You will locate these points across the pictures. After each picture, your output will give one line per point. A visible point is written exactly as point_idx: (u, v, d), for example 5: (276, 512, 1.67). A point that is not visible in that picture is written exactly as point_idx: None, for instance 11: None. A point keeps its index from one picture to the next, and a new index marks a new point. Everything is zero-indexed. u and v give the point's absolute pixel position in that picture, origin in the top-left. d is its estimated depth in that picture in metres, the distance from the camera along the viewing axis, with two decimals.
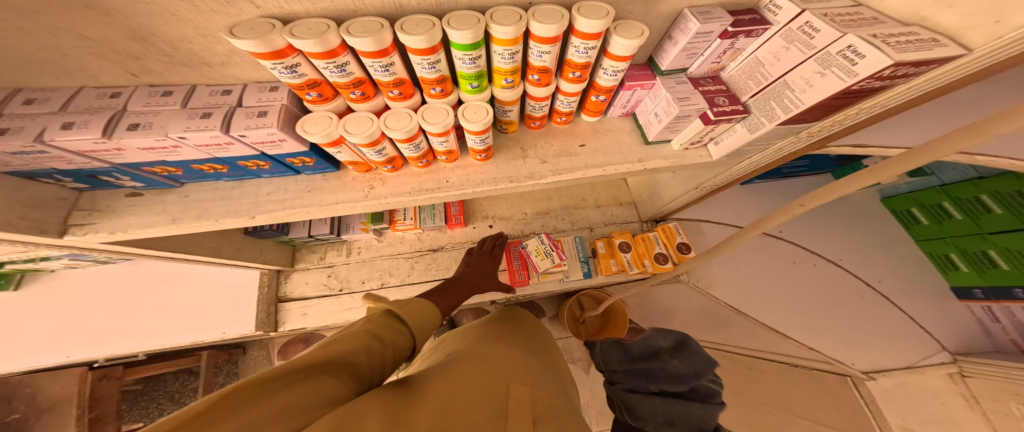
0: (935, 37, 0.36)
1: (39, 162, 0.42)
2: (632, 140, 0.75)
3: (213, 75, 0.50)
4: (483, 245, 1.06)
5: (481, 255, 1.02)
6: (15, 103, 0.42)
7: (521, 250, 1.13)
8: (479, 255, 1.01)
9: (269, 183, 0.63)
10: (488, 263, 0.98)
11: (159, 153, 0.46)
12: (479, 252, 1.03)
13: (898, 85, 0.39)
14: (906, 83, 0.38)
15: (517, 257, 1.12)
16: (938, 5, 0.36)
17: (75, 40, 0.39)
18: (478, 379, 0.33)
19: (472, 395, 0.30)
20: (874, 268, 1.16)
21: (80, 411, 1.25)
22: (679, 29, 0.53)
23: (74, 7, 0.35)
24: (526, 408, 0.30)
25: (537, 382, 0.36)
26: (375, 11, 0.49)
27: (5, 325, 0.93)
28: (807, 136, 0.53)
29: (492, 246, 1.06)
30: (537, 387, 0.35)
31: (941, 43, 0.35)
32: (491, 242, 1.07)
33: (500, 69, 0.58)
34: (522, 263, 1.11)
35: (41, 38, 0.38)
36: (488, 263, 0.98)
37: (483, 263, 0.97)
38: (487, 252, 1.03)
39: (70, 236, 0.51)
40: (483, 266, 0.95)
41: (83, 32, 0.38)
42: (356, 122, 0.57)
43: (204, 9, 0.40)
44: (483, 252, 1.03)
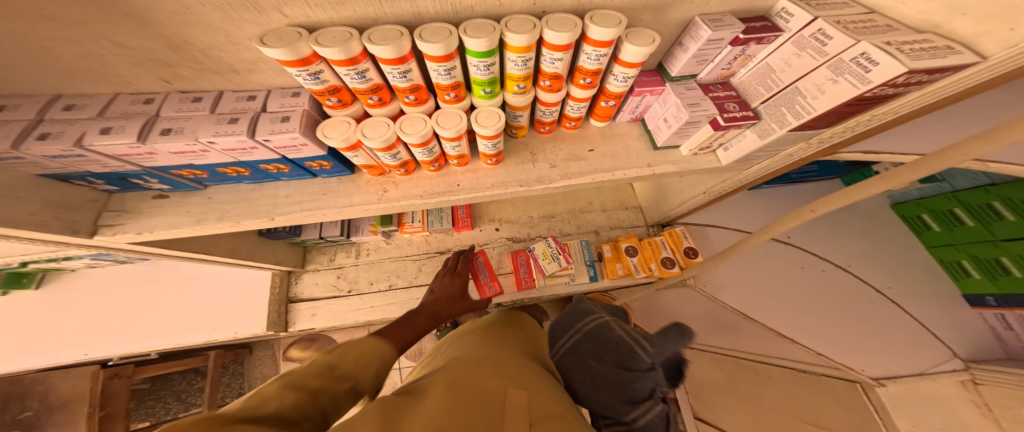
0: (948, 44, 0.37)
1: (75, 165, 0.44)
2: (641, 145, 0.76)
3: (240, 81, 0.53)
4: (449, 263, 1.01)
5: (446, 275, 0.97)
6: (56, 109, 0.44)
7: (481, 262, 1.08)
8: (445, 276, 0.96)
9: (287, 186, 0.65)
10: (455, 283, 0.94)
11: (187, 157, 0.48)
12: (445, 271, 0.98)
13: (912, 91, 0.39)
14: (919, 90, 0.39)
15: (481, 269, 1.07)
16: (951, 13, 0.37)
17: (115, 48, 0.41)
18: (475, 386, 0.33)
19: (468, 401, 0.29)
20: (883, 274, 1.14)
21: (91, 409, 1.27)
22: (690, 37, 0.54)
23: (118, 17, 0.37)
24: (523, 412, 0.30)
25: (536, 387, 0.37)
26: (395, 19, 0.50)
27: (25, 323, 0.95)
28: (817, 143, 0.54)
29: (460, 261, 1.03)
30: (535, 392, 0.35)
31: (954, 50, 0.36)
32: (457, 258, 1.03)
33: (513, 75, 0.59)
34: (490, 274, 1.06)
35: (84, 47, 0.40)
36: (454, 283, 0.94)
37: (449, 284, 0.93)
38: (452, 271, 0.99)
39: (99, 236, 0.53)
40: (449, 288, 0.91)
41: (123, 41, 0.40)
42: (373, 127, 0.59)
43: (236, 18, 0.41)
44: (448, 271, 0.98)
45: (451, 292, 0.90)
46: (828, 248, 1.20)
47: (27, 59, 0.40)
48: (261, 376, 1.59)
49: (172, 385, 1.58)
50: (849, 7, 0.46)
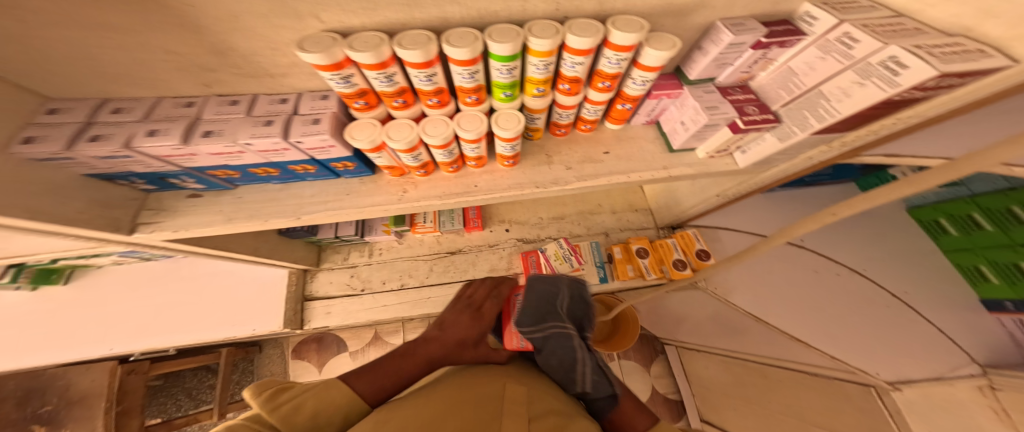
0: (981, 47, 0.37)
1: (121, 165, 0.46)
2: (656, 148, 0.77)
3: (274, 85, 0.55)
4: (475, 296, 0.76)
5: (465, 309, 0.72)
6: (106, 112, 0.47)
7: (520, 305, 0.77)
8: (462, 310, 0.71)
9: (312, 186, 0.67)
10: (472, 327, 0.66)
11: (225, 158, 0.50)
12: (465, 303, 0.74)
13: (941, 94, 0.39)
14: (949, 93, 0.39)
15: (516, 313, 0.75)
16: (982, 17, 0.37)
17: (163, 54, 0.43)
18: (466, 397, 0.41)
19: (463, 409, 0.38)
20: (900, 278, 1.09)
21: (108, 404, 1.21)
22: (711, 40, 0.55)
23: (170, 25, 0.39)
24: (520, 419, 0.38)
25: (531, 395, 0.45)
26: (422, 24, 0.52)
27: (54, 317, 0.98)
28: (840, 146, 0.55)
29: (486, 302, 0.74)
30: (528, 399, 0.43)
31: (987, 54, 0.36)
32: (487, 291, 0.77)
33: (533, 79, 0.61)
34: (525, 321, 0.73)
35: (136, 53, 0.42)
36: (468, 331, 0.64)
37: (461, 327, 0.65)
38: (477, 308, 0.73)
39: (138, 233, 0.55)
40: (461, 329, 0.65)
41: (172, 48, 0.43)
42: (398, 129, 0.60)
43: (276, 24, 0.43)
44: (469, 306, 0.73)
45: (464, 335, 0.63)
46: (841, 251, 1.19)
47: (81, 64, 0.42)
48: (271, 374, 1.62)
49: (184, 381, 1.61)
50: (877, 11, 0.46)
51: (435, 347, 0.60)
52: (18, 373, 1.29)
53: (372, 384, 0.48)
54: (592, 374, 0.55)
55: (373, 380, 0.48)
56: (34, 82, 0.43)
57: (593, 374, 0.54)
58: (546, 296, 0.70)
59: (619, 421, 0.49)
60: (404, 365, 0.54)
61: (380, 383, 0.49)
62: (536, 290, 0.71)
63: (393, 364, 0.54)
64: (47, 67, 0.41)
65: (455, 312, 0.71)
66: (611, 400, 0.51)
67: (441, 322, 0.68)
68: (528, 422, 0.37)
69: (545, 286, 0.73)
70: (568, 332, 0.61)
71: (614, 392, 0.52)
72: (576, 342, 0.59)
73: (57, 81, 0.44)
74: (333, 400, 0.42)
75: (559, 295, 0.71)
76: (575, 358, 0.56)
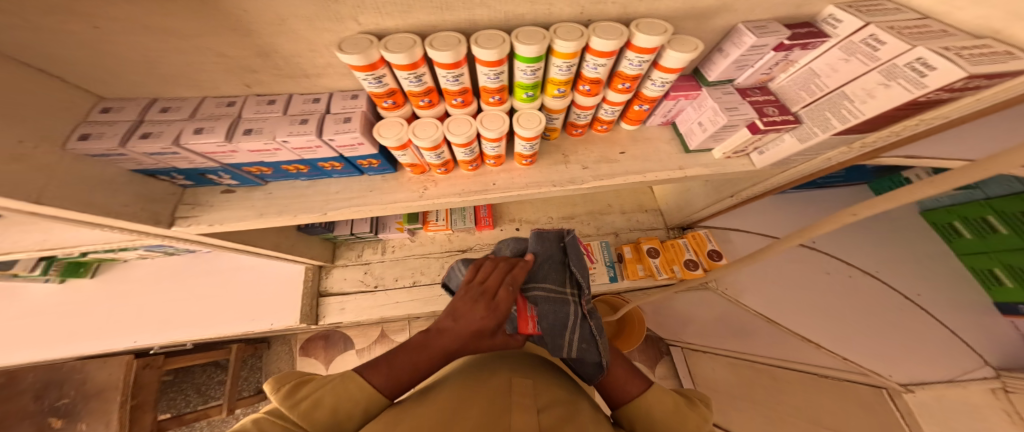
0: (1009, 50, 0.38)
1: (166, 161, 0.50)
2: (672, 149, 0.78)
3: (308, 85, 0.58)
4: (488, 279, 0.55)
5: (478, 298, 0.51)
6: (155, 111, 0.51)
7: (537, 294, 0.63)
8: (474, 298, 0.51)
9: (337, 183, 0.69)
10: (489, 317, 0.49)
11: (262, 155, 0.53)
12: (476, 288, 0.53)
13: (966, 97, 0.40)
14: (974, 95, 0.40)
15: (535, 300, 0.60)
16: (1011, 19, 0.38)
17: (213, 57, 0.47)
18: (480, 389, 0.43)
19: (476, 400, 0.40)
20: (912, 281, 1.08)
21: (124, 398, 1.17)
22: (732, 43, 0.57)
23: (224, 29, 0.43)
24: (528, 400, 0.41)
25: (538, 379, 0.48)
26: (452, 26, 0.54)
27: (80, 309, 1.01)
28: (859, 148, 0.56)
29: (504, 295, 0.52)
30: (537, 384, 0.46)
31: (1015, 56, 0.37)
32: (501, 273, 0.56)
33: (556, 80, 0.62)
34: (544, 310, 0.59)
35: (190, 55, 0.46)
36: (485, 321, 0.48)
37: (475, 318, 0.48)
38: (491, 295, 0.52)
39: (177, 226, 0.58)
40: (475, 319, 0.48)
41: (222, 50, 0.46)
42: (423, 127, 0.62)
43: (319, 27, 0.46)
44: (482, 293, 0.52)
45: (481, 326, 0.48)
46: (854, 254, 1.18)
47: (138, 65, 0.47)
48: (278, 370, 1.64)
49: (193, 377, 1.64)
50: (901, 14, 0.48)
51: (448, 342, 0.46)
52: (36, 366, 1.19)
53: (388, 375, 0.43)
54: (581, 341, 0.54)
55: (389, 374, 0.43)
56: (94, 83, 0.49)
57: (582, 341, 0.54)
58: (550, 255, 0.65)
59: (606, 385, 0.50)
60: (416, 359, 0.44)
61: (394, 376, 0.43)
62: (542, 249, 0.66)
63: (403, 358, 0.44)
64: (111, 69, 0.47)
65: (466, 298, 0.52)
66: (597, 367, 0.51)
67: (452, 311, 0.50)
68: (536, 413, 0.39)
69: (551, 244, 0.67)
70: (563, 298, 0.59)
71: (601, 360, 0.51)
72: (570, 308, 0.58)
73: (117, 83, 0.50)
74: (351, 395, 0.40)
75: (563, 256, 0.66)
76: (565, 324, 0.55)
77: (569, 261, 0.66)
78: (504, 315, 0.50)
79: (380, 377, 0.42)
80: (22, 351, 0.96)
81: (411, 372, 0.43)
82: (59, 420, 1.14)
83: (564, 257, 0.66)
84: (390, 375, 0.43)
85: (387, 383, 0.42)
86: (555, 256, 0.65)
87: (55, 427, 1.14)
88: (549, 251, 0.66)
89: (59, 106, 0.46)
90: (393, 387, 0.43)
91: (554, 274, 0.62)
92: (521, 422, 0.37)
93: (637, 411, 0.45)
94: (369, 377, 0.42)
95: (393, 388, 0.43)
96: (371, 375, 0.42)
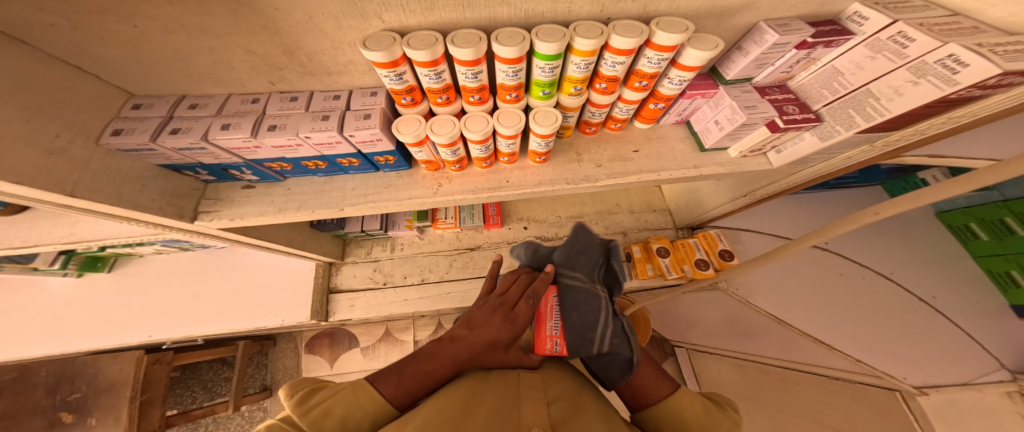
0: None
1: (193, 157, 0.51)
2: (686, 147, 0.78)
3: (329, 82, 0.59)
4: (508, 291, 0.56)
5: (496, 309, 0.52)
6: (183, 108, 0.52)
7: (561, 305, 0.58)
8: (492, 309, 0.52)
9: (353, 179, 0.70)
10: (505, 329, 0.49)
11: (284, 151, 0.53)
12: (496, 300, 0.54)
13: (999, 93, 0.39)
14: (1005, 93, 0.40)
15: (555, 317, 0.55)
16: None
17: (243, 54, 0.48)
18: (487, 385, 0.42)
19: (486, 396, 0.40)
20: (926, 283, 1.08)
21: (134, 393, 1.19)
22: (754, 41, 0.57)
23: (255, 27, 0.43)
24: (539, 394, 0.42)
25: (545, 371, 0.49)
26: (472, 24, 0.54)
27: (98, 303, 1.03)
28: (882, 146, 0.56)
29: (521, 308, 0.52)
30: (545, 377, 0.47)
31: None
32: (521, 287, 0.57)
33: (573, 78, 0.61)
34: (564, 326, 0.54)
35: (220, 53, 0.47)
36: (501, 332, 0.48)
37: (491, 328, 0.49)
38: (509, 306, 0.53)
39: (199, 221, 0.59)
40: (491, 330, 0.48)
41: (252, 48, 0.47)
42: (440, 124, 0.62)
43: (345, 25, 0.47)
44: (501, 304, 0.53)
45: (496, 337, 0.48)
46: (867, 255, 1.17)
47: (170, 64, 0.48)
48: (283, 367, 1.66)
49: (200, 374, 1.66)
50: (931, 11, 0.48)
51: (462, 350, 0.46)
52: (48, 361, 1.21)
53: (400, 386, 0.42)
54: (614, 337, 0.52)
55: (399, 384, 0.42)
56: (125, 80, 0.50)
57: (614, 337, 0.52)
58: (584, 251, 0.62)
59: (630, 385, 0.49)
60: (426, 369, 0.43)
61: (404, 386, 0.42)
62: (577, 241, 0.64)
63: (413, 365, 0.44)
64: (146, 66, 0.48)
65: (484, 308, 0.53)
66: (624, 364, 0.50)
67: (469, 321, 0.51)
68: (546, 406, 0.40)
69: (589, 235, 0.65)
70: (593, 294, 0.56)
71: (633, 356, 0.50)
72: (601, 306, 0.55)
73: (147, 80, 0.51)
74: (361, 404, 0.40)
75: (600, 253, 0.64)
76: (596, 320, 0.54)
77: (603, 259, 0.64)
78: (519, 328, 0.50)
79: (390, 388, 0.41)
80: (40, 345, 0.97)
81: (422, 385, 0.43)
82: (70, 414, 1.16)
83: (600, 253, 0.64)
84: (401, 385, 0.42)
85: (396, 393, 0.41)
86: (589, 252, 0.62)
87: (66, 421, 1.15)
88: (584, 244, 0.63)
89: (94, 101, 0.46)
90: (404, 397, 0.42)
91: (587, 269, 0.60)
92: (532, 417, 0.38)
93: (666, 412, 0.45)
94: (379, 387, 0.41)
95: (403, 397, 0.42)
96: (382, 385, 0.41)
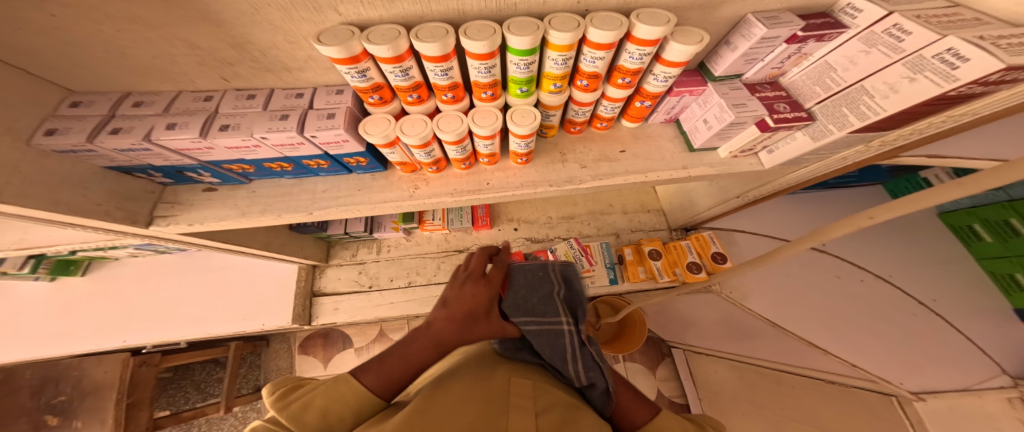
0: None
1: (139, 158, 0.48)
2: (676, 147, 0.74)
3: (290, 79, 0.56)
4: (471, 264, 0.51)
5: (465, 280, 0.48)
6: (127, 105, 0.50)
7: None
8: (461, 282, 0.48)
9: (324, 182, 0.67)
10: (480, 297, 0.45)
11: (241, 152, 0.51)
12: (460, 273, 0.50)
13: (1004, 89, 0.35)
14: (1009, 89, 0.36)
15: None
16: None
17: (186, 48, 0.45)
18: (476, 395, 0.37)
19: (473, 408, 0.35)
20: (928, 285, 1.04)
21: (119, 396, 1.15)
22: (741, 35, 0.53)
23: (193, 19, 0.41)
24: (528, 403, 0.36)
25: (538, 378, 0.43)
26: (439, 17, 0.51)
27: (76, 306, 1.02)
28: (878, 146, 0.52)
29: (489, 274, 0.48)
30: (540, 387, 0.41)
31: None
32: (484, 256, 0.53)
33: (551, 74, 0.58)
34: None
35: (161, 46, 0.44)
36: (477, 300, 0.45)
37: (466, 299, 0.45)
38: (478, 274, 0.49)
39: (155, 226, 0.57)
40: (467, 301, 0.45)
41: (195, 41, 0.45)
42: (411, 124, 0.58)
43: (296, 18, 0.44)
44: (468, 275, 0.49)
45: (473, 306, 0.44)
46: (866, 257, 1.13)
47: (107, 58, 0.45)
48: (276, 368, 1.63)
49: (193, 374, 1.64)
50: (929, 2, 0.44)
51: (442, 328, 0.42)
52: (33, 364, 1.20)
53: (382, 378, 0.39)
54: (591, 364, 0.46)
55: (381, 373, 0.39)
56: (64, 77, 0.48)
57: (587, 368, 0.46)
58: (534, 285, 0.51)
59: (618, 415, 0.44)
60: (408, 359, 0.40)
61: (389, 375, 0.39)
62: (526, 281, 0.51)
63: (395, 353, 0.41)
64: (81, 61, 0.45)
65: (452, 283, 0.48)
66: (603, 395, 0.44)
67: (441, 299, 0.47)
68: (536, 416, 0.35)
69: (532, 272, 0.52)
70: (557, 328, 0.47)
71: (609, 387, 0.44)
72: (566, 340, 0.47)
73: (88, 77, 0.49)
74: (343, 396, 0.37)
75: (550, 285, 0.52)
76: (564, 354, 0.46)
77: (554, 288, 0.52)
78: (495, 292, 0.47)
79: (373, 381, 0.39)
80: (15, 350, 0.96)
81: (405, 372, 0.40)
82: (55, 417, 1.13)
83: (549, 284, 0.52)
84: (383, 378, 0.39)
85: (378, 382, 0.39)
86: (540, 288, 0.51)
87: (51, 424, 1.13)
88: (534, 286, 0.51)
89: (25, 98, 0.44)
90: (388, 388, 0.39)
91: (545, 303, 0.49)
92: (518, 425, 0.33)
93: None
94: (362, 378, 0.39)
95: (386, 388, 0.39)
96: (365, 377, 0.39)
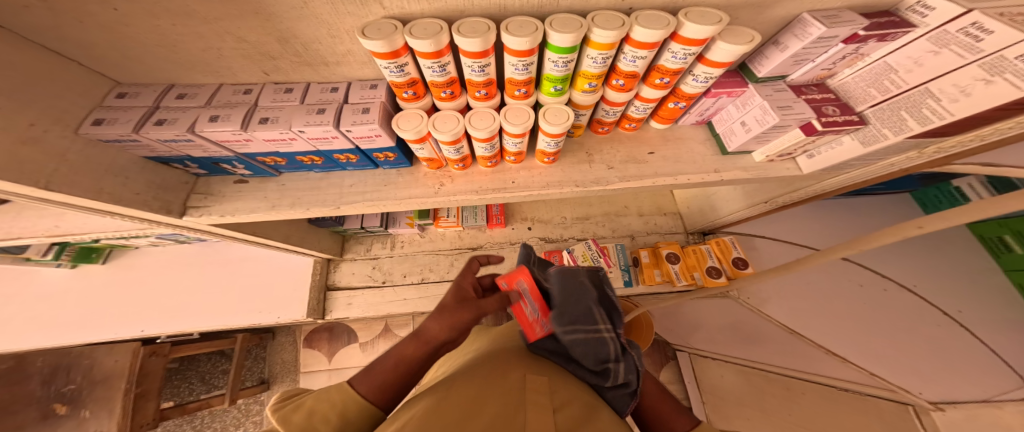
0: None
1: (180, 149, 0.48)
2: (707, 150, 0.73)
3: (326, 74, 0.55)
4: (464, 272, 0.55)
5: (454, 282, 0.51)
6: (170, 97, 0.50)
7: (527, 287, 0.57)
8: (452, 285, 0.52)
9: (352, 176, 0.66)
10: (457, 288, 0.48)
11: (277, 145, 0.51)
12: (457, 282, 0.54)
13: None
14: None
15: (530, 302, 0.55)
16: None
17: (234, 42, 0.45)
18: (479, 396, 0.34)
19: (478, 410, 0.32)
20: (953, 296, 1.02)
21: (128, 386, 1.14)
22: (794, 34, 0.52)
23: (244, 12, 0.40)
24: (547, 400, 0.34)
25: (556, 375, 0.42)
26: (480, 12, 0.49)
27: (93, 295, 1.02)
28: (931, 153, 0.51)
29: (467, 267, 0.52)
30: (557, 383, 0.39)
31: None
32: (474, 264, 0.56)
33: (588, 73, 0.57)
34: (541, 308, 0.54)
35: (210, 40, 0.44)
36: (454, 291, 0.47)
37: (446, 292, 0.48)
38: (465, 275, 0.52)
39: (188, 216, 0.57)
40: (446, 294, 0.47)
41: (243, 35, 0.44)
42: (443, 120, 0.57)
43: (342, 11, 0.43)
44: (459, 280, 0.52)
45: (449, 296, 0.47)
46: (888, 266, 1.11)
47: (157, 51, 0.45)
48: (282, 361, 1.63)
49: (198, 365, 1.65)
50: None
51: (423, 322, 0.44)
52: (45, 351, 1.21)
53: (372, 381, 0.39)
54: (628, 368, 0.44)
55: (372, 377, 0.40)
56: (111, 67, 0.48)
57: (626, 371, 0.43)
58: (577, 300, 0.49)
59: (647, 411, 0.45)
60: (393, 356, 0.42)
61: (378, 380, 0.40)
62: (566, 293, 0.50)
63: (388, 357, 0.42)
64: (130, 53, 0.45)
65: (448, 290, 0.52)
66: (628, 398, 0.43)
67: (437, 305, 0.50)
68: (554, 412, 0.33)
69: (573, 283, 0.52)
70: (599, 336, 0.45)
71: (637, 389, 0.43)
72: (608, 348, 0.44)
73: (133, 68, 0.49)
74: (332, 397, 0.36)
75: (592, 295, 0.50)
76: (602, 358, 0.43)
77: (597, 298, 0.50)
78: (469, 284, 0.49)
79: (363, 383, 0.39)
80: (33, 337, 0.96)
81: (394, 372, 0.41)
82: (64, 406, 1.14)
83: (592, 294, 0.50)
84: (373, 383, 0.39)
85: (369, 386, 0.39)
86: (584, 299, 0.49)
87: (60, 413, 1.13)
88: (576, 300, 0.49)
89: (74, 88, 0.44)
90: (378, 391, 0.39)
91: (589, 311, 0.47)
92: (537, 424, 0.30)
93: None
94: (354, 383, 0.39)
95: (377, 391, 0.39)
96: (356, 382, 0.39)
